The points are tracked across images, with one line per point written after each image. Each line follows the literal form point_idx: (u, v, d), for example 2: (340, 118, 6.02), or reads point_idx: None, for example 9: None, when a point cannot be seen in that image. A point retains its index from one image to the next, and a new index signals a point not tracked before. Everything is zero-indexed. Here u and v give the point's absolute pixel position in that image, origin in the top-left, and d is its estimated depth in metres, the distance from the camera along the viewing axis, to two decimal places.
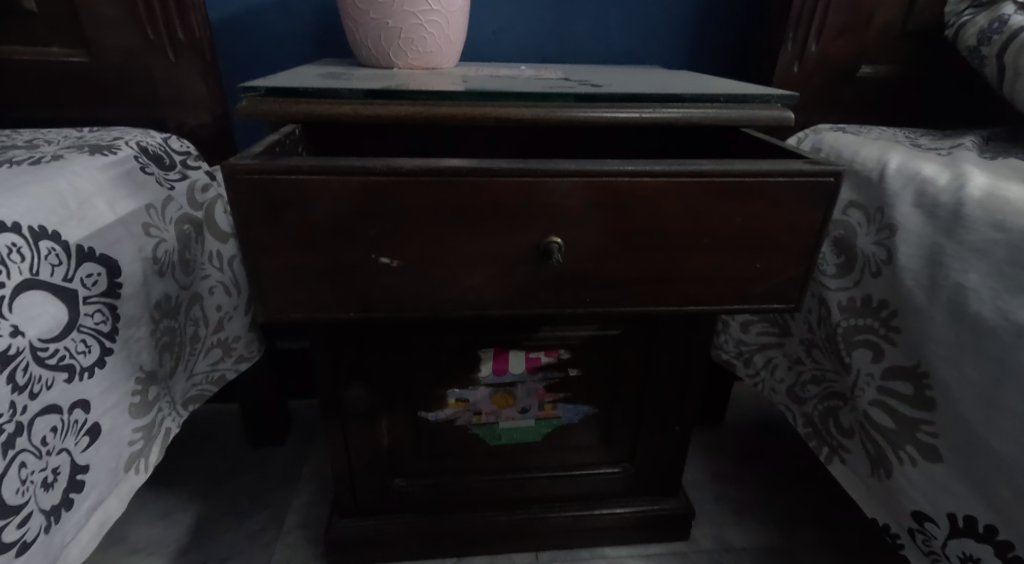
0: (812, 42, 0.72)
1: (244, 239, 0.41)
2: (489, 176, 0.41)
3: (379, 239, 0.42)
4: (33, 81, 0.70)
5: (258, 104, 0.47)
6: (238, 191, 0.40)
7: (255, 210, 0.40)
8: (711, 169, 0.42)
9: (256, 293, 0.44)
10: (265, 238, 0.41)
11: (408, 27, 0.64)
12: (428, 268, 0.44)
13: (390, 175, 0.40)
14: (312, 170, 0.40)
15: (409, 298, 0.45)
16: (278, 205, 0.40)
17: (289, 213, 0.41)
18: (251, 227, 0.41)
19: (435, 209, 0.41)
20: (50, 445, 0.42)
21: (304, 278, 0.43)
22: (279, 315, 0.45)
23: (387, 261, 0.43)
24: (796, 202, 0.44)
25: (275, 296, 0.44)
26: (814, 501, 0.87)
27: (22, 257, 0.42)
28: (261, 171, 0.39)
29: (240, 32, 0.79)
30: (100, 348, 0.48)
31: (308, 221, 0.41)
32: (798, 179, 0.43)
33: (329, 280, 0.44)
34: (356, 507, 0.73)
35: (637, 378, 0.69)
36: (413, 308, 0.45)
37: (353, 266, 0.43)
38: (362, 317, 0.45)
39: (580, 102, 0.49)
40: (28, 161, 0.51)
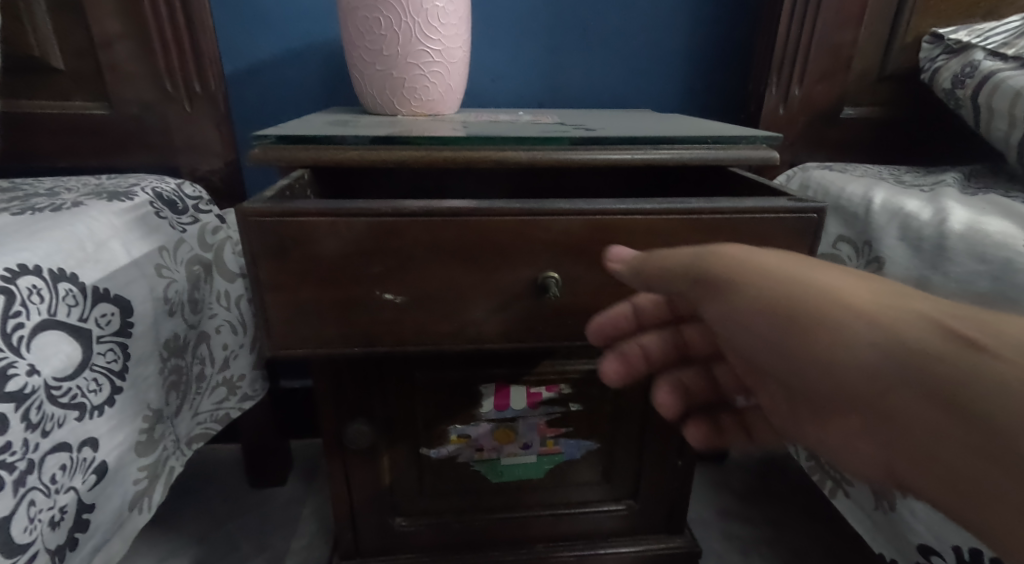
0: (796, 86, 0.75)
1: (255, 278, 0.43)
2: (488, 216, 0.43)
3: (384, 276, 0.44)
4: (55, 132, 0.74)
5: (269, 151, 0.50)
6: (250, 234, 0.42)
7: (266, 251, 0.42)
8: (698, 206, 0.44)
9: (264, 329, 0.45)
10: (274, 278, 0.43)
11: (411, 77, 0.68)
12: (430, 304, 0.45)
13: (393, 216, 0.42)
14: (321, 212, 0.42)
15: (412, 333, 0.46)
16: (288, 246, 0.42)
17: (297, 253, 0.43)
18: (261, 267, 0.43)
19: (436, 248, 0.43)
20: (59, 483, 0.42)
21: (310, 314, 0.45)
22: (284, 351, 0.46)
23: (390, 297, 0.45)
24: (783, 236, 0.46)
25: (282, 332, 0.45)
26: (820, 538, 0.86)
27: (41, 298, 0.43)
28: (272, 214, 0.41)
29: (250, 83, 0.82)
30: (111, 387, 0.49)
31: (315, 260, 0.43)
32: (782, 214, 0.45)
33: (335, 317, 0.45)
34: (358, 547, 0.73)
35: (638, 413, 0.69)
36: (415, 343, 0.46)
37: (357, 302, 0.45)
38: (366, 353, 0.46)
39: (575, 145, 0.52)
40: (49, 208, 0.53)
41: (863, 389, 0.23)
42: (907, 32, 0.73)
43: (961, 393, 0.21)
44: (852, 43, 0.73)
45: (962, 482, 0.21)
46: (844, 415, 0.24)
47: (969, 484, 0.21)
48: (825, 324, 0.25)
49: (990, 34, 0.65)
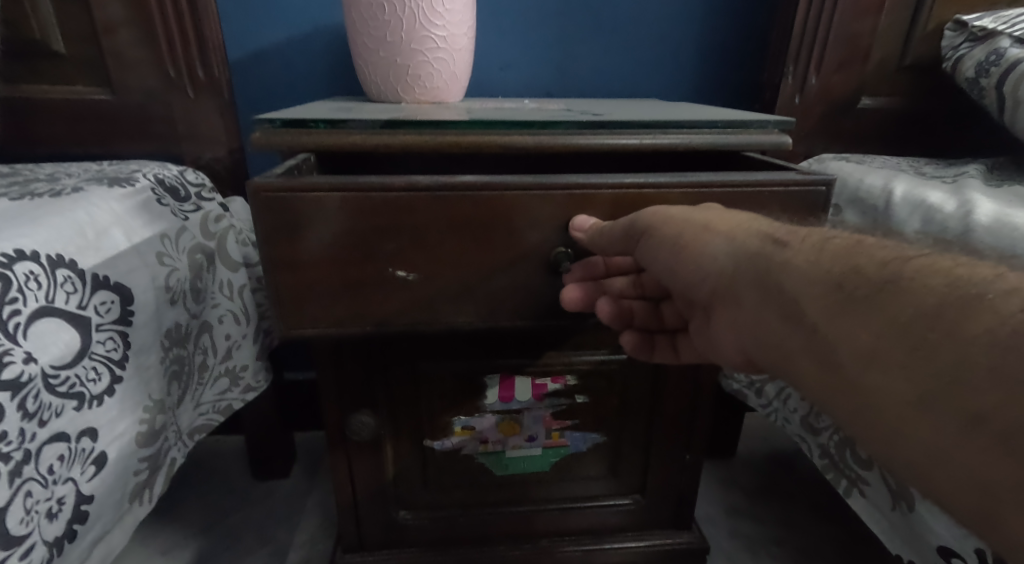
0: (812, 75, 0.73)
1: (266, 256, 0.42)
2: (503, 191, 0.42)
3: (397, 254, 0.43)
4: (56, 117, 0.72)
5: (271, 135, 0.49)
6: (261, 210, 0.40)
7: (276, 230, 0.41)
8: (711, 181, 0.43)
9: (274, 312, 0.44)
10: (285, 256, 0.42)
11: (415, 64, 0.66)
12: (443, 283, 0.44)
13: (407, 191, 0.41)
14: (333, 187, 0.40)
15: (425, 314, 0.45)
16: (300, 221, 0.41)
17: (309, 229, 0.41)
18: (272, 244, 0.41)
19: (450, 225, 0.42)
20: (57, 474, 0.41)
21: (322, 293, 0.44)
22: (295, 331, 0.45)
23: (403, 275, 0.43)
24: (794, 210, 0.44)
25: (292, 315, 0.44)
26: (830, 538, 0.85)
27: (39, 284, 0.42)
28: (283, 189, 0.40)
29: (254, 70, 0.81)
30: (111, 376, 0.47)
31: (328, 236, 0.42)
32: (795, 188, 0.44)
33: (346, 296, 0.44)
34: (361, 541, 0.72)
35: (645, 407, 0.68)
36: (427, 324, 0.45)
37: (370, 280, 0.43)
38: (378, 333, 0.45)
39: (583, 130, 0.51)
40: (48, 193, 0.52)
41: (719, 285, 0.37)
42: (929, 20, 0.71)
43: (767, 273, 0.33)
44: (871, 32, 0.71)
45: (778, 334, 0.33)
46: (716, 306, 0.38)
47: (774, 334, 0.33)
48: (696, 244, 0.37)
49: (1016, 20, 0.63)
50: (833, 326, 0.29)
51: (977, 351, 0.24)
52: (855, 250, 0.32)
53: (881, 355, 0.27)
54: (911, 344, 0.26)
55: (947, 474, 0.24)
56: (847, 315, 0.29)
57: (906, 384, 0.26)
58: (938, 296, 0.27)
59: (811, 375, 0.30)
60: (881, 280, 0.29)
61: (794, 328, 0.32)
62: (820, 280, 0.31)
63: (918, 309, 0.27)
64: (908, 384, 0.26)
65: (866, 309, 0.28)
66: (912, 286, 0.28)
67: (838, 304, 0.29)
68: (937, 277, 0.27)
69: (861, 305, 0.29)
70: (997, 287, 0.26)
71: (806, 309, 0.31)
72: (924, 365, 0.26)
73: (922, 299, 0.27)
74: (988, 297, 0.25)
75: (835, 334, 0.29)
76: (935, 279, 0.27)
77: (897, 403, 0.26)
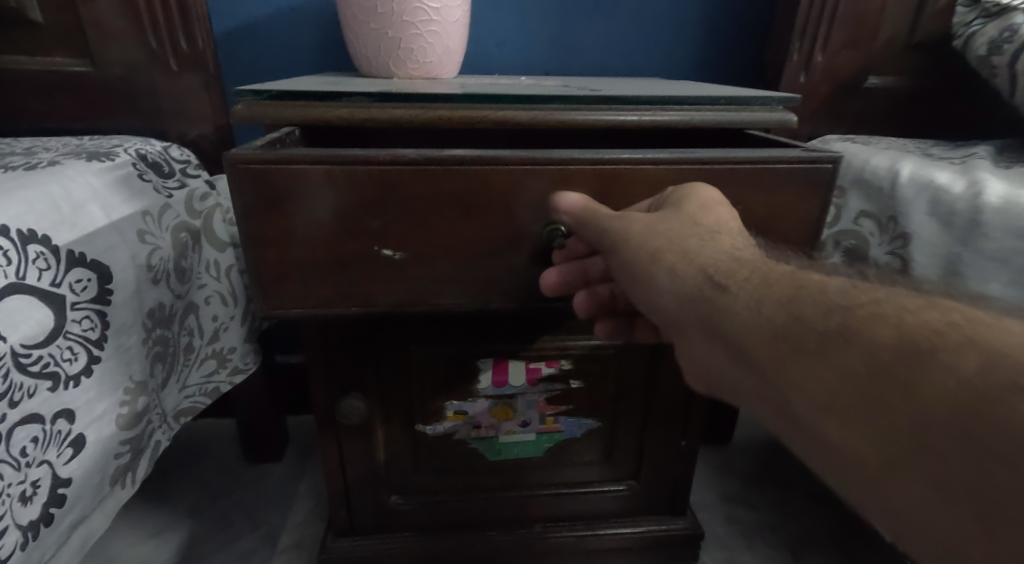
0: (818, 53, 0.71)
1: (246, 232, 0.40)
2: (493, 165, 0.40)
3: (383, 231, 0.41)
4: (36, 90, 0.70)
5: (254, 107, 0.47)
6: (240, 183, 0.39)
7: (260, 203, 0.39)
8: (712, 157, 0.41)
9: (255, 289, 0.42)
10: (266, 232, 0.40)
11: (407, 37, 0.64)
12: (430, 262, 0.42)
13: (392, 164, 0.39)
14: (315, 159, 0.39)
15: (412, 295, 0.43)
16: (281, 196, 0.39)
17: (290, 205, 0.40)
18: (252, 219, 0.40)
19: (436, 201, 0.40)
20: (30, 457, 0.40)
21: (305, 273, 0.42)
22: (278, 312, 0.43)
23: (390, 254, 0.42)
24: (797, 189, 0.43)
25: (276, 292, 0.42)
26: (826, 524, 0.84)
27: (9, 260, 0.41)
28: (263, 161, 0.38)
29: (242, 44, 0.79)
30: (88, 356, 0.46)
31: (310, 212, 0.40)
32: (799, 165, 0.42)
33: (331, 276, 0.42)
34: (352, 525, 0.71)
35: (641, 392, 0.67)
36: (416, 305, 0.44)
37: (354, 259, 0.42)
38: (365, 313, 0.43)
39: (580, 105, 0.49)
40: (23, 167, 0.50)
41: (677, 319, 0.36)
42: None
43: (714, 317, 0.33)
44: (880, 9, 0.69)
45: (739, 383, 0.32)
46: (676, 335, 0.37)
47: (739, 381, 0.32)
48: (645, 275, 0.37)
49: None
50: (789, 375, 0.28)
51: (939, 416, 0.22)
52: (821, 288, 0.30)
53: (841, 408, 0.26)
54: (869, 400, 0.25)
55: (923, 541, 0.23)
56: (795, 368, 0.28)
57: (868, 444, 0.25)
58: (893, 346, 0.25)
59: (775, 420, 0.30)
60: (826, 328, 0.27)
61: (749, 370, 0.31)
62: (768, 326, 0.30)
63: (871, 361, 0.25)
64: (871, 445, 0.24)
65: (811, 361, 0.27)
66: (858, 335, 0.26)
67: (786, 354, 0.28)
68: (885, 326, 0.26)
69: (815, 352, 0.27)
70: (950, 337, 0.24)
71: (755, 356, 0.30)
72: (883, 425, 0.24)
73: (879, 349, 0.25)
74: (941, 348, 0.24)
75: (788, 389, 0.28)
76: (883, 327, 0.26)
77: (861, 463, 0.25)
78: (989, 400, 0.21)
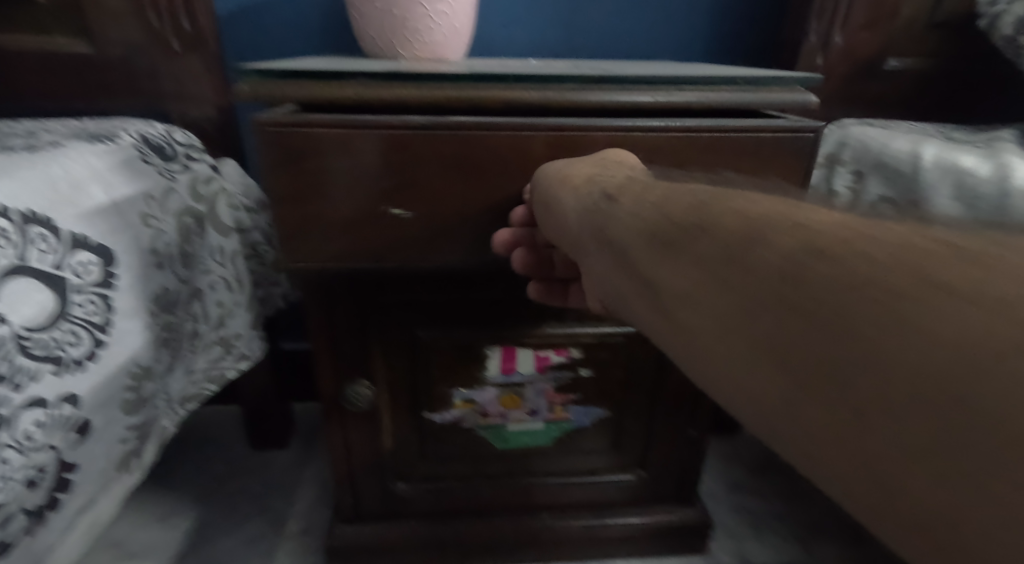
0: (837, 34, 0.69)
1: (271, 191, 0.44)
2: (495, 133, 0.43)
3: (391, 194, 0.44)
4: (36, 71, 0.69)
5: (257, 87, 0.46)
6: (267, 145, 0.43)
7: (283, 163, 0.43)
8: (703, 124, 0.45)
9: (279, 243, 0.47)
10: (287, 190, 0.44)
11: (414, 16, 0.62)
12: (437, 220, 0.45)
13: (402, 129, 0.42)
14: (333, 125, 0.42)
15: (420, 251, 0.47)
16: (301, 158, 0.43)
17: (311, 164, 0.43)
18: (276, 178, 0.44)
19: (443, 164, 0.43)
20: (36, 441, 0.39)
21: (322, 229, 0.46)
22: (300, 264, 0.47)
23: (399, 214, 0.45)
24: (779, 158, 0.47)
25: (297, 245, 0.46)
26: (837, 515, 0.84)
27: (10, 241, 0.40)
28: (287, 125, 0.42)
29: (247, 25, 0.77)
30: (93, 340, 0.45)
31: (327, 173, 0.44)
32: (783, 134, 0.46)
33: (346, 233, 0.46)
34: (358, 512, 0.71)
35: (651, 381, 0.66)
36: (424, 260, 0.47)
37: (367, 217, 0.45)
38: (377, 266, 0.48)
39: (592, 85, 0.48)
40: (23, 147, 0.49)
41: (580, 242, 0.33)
42: None
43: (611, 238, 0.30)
44: None
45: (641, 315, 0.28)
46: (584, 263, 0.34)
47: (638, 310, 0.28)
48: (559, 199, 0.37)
49: None
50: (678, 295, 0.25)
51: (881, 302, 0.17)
52: (710, 189, 0.27)
53: (760, 330, 0.21)
54: (757, 309, 0.21)
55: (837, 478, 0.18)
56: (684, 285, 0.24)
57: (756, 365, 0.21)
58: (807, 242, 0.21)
59: (683, 363, 0.25)
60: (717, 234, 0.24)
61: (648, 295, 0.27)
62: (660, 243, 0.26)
63: (761, 270, 0.21)
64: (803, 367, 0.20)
65: (702, 273, 0.24)
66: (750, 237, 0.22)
67: (671, 269, 0.25)
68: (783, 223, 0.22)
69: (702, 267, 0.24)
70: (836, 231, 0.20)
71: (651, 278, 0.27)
72: (807, 337, 0.19)
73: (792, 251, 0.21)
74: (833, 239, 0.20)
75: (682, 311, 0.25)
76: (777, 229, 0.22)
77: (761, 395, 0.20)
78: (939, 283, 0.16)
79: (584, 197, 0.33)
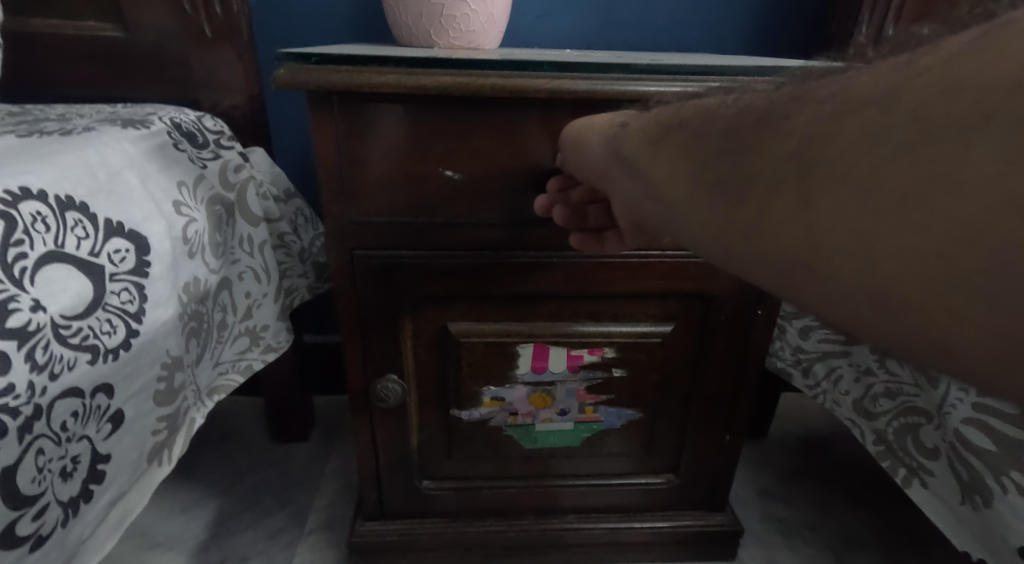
0: (888, 27, 0.67)
1: (336, 153, 0.49)
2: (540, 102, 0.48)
3: (446, 155, 0.49)
4: (68, 55, 0.68)
5: (297, 72, 0.45)
6: (337, 109, 0.47)
7: (350, 127, 0.48)
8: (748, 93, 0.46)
9: (341, 200, 0.51)
10: (354, 151, 0.49)
11: (451, 4, 0.61)
12: (484, 180, 0.51)
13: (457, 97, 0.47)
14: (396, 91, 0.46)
15: (468, 207, 0.52)
16: (367, 122, 0.48)
17: (375, 128, 0.48)
18: (343, 140, 0.49)
19: (492, 128, 0.48)
20: (70, 432, 0.38)
21: (381, 188, 0.51)
22: (358, 219, 0.52)
23: (450, 174, 0.50)
24: None
25: (358, 203, 0.51)
26: (870, 525, 0.81)
27: (47, 227, 0.39)
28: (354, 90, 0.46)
29: (278, 11, 0.76)
30: (127, 330, 0.43)
31: (387, 137, 0.48)
32: None
33: (403, 190, 0.51)
34: (382, 509, 0.70)
35: (686, 383, 0.64)
36: (471, 215, 0.52)
37: (422, 176, 0.50)
38: (428, 222, 0.52)
39: (640, 75, 0.46)
40: (58, 131, 0.49)
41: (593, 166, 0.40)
42: None
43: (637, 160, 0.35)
44: None
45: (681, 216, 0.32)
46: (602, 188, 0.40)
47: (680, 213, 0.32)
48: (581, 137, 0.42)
49: None
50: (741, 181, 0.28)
51: (926, 178, 0.21)
52: (716, 110, 0.30)
53: (834, 219, 0.24)
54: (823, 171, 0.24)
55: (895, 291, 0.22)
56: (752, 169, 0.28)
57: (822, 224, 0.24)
58: (808, 146, 0.25)
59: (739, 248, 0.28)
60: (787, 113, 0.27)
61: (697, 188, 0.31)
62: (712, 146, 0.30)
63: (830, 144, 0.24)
64: (903, 239, 0.22)
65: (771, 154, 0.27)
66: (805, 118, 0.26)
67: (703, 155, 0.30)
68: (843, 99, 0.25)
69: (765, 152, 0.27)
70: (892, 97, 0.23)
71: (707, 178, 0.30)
72: (895, 215, 0.22)
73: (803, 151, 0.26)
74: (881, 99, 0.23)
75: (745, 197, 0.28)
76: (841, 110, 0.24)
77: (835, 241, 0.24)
78: (953, 139, 0.21)
79: (614, 134, 0.38)
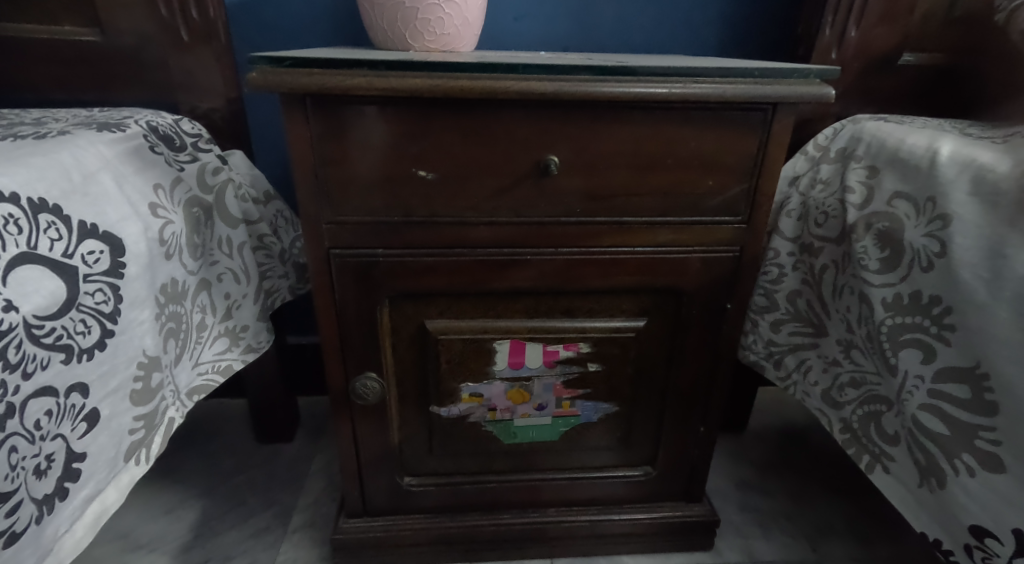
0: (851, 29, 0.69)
1: (310, 156, 0.50)
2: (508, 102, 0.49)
3: (419, 155, 0.50)
4: (44, 60, 0.69)
5: (269, 75, 0.45)
6: (311, 112, 0.48)
7: (325, 129, 0.49)
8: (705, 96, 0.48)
9: (317, 203, 0.52)
10: (329, 154, 0.50)
11: (425, 8, 0.62)
12: (458, 180, 0.52)
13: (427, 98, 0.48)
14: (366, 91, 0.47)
15: (442, 206, 0.53)
16: (341, 125, 0.49)
17: (348, 130, 0.49)
18: (317, 143, 0.49)
19: (463, 128, 0.50)
20: (44, 430, 0.39)
21: (356, 188, 0.51)
22: (336, 221, 0.53)
23: (424, 174, 0.51)
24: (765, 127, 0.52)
25: (334, 204, 0.52)
26: (845, 514, 0.83)
27: (19, 229, 0.40)
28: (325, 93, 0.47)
29: (255, 15, 0.77)
30: (101, 329, 0.44)
31: (361, 139, 0.49)
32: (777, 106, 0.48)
33: (377, 191, 0.52)
34: (365, 506, 0.71)
35: (660, 376, 0.65)
36: (446, 215, 0.53)
37: (395, 178, 0.51)
38: (405, 222, 0.53)
39: (606, 76, 0.47)
40: (33, 135, 0.49)
41: None
42: None
43: None
44: None
45: None
46: None
47: None
48: None
49: None
50: None
51: None
52: None
53: None
54: None
55: None
56: None
57: None
58: None
59: None
60: None
61: None
62: None
63: None
64: None
65: None
66: None
67: None
68: None
69: None
70: None
71: None
72: None
73: None
74: None
75: None
76: None
77: None
78: None
79: None
